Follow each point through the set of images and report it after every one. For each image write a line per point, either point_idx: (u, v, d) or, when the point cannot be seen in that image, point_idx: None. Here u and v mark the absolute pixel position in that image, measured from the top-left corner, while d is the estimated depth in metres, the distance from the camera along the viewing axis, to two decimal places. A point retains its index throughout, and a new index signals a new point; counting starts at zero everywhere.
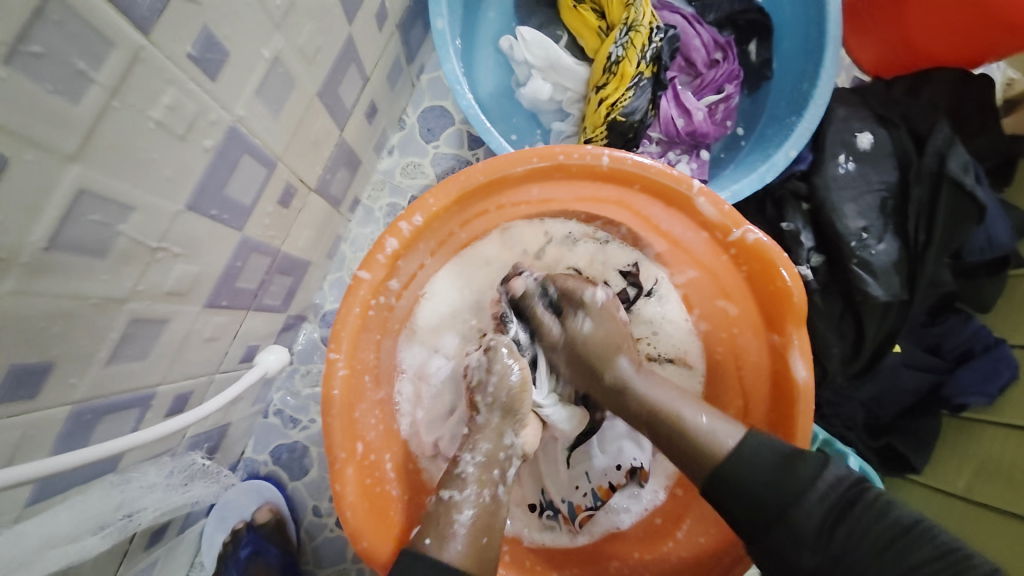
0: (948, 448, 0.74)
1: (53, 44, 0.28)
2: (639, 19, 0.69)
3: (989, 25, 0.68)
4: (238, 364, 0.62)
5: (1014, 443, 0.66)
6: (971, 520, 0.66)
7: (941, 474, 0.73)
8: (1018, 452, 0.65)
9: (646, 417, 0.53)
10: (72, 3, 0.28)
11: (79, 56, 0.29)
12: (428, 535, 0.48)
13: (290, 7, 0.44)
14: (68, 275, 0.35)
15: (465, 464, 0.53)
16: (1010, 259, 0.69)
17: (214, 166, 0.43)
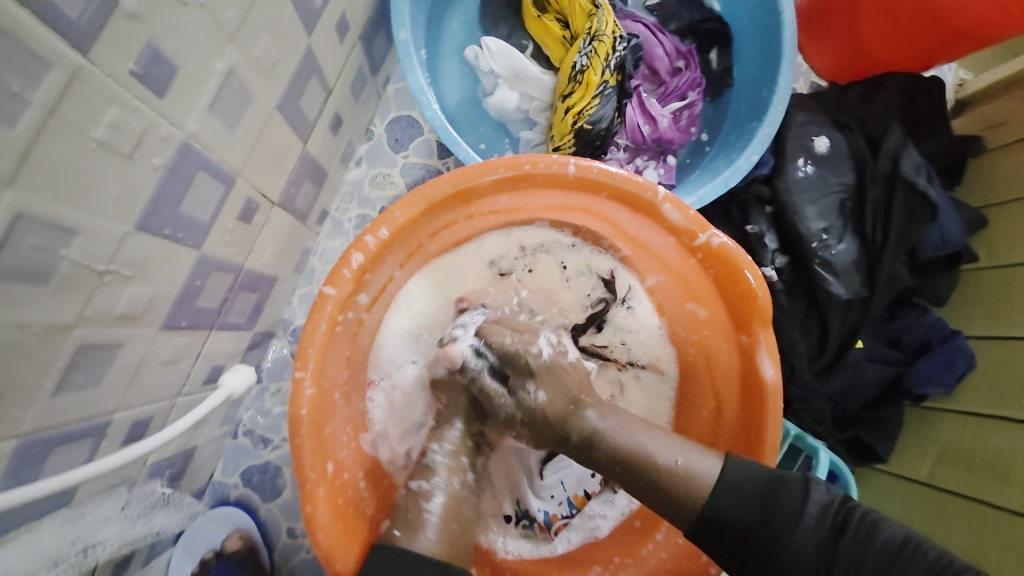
0: (910, 436, 0.77)
1: None
2: (602, 29, 0.70)
3: (936, 31, 0.72)
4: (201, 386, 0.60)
5: (974, 430, 0.69)
6: (937, 507, 0.69)
7: (905, 463, 0.75)
8: (978, 439, 0.68)
9: (619, 466, 0.49)
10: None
11: (10, 76, 0.28)
12: (399, 528, 0.50)
13: (243, 20, 0.43)
14: (6, 302, 0.33)
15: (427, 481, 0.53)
16: (960, 253, 0.72)
17: (166, 182, 0.41)
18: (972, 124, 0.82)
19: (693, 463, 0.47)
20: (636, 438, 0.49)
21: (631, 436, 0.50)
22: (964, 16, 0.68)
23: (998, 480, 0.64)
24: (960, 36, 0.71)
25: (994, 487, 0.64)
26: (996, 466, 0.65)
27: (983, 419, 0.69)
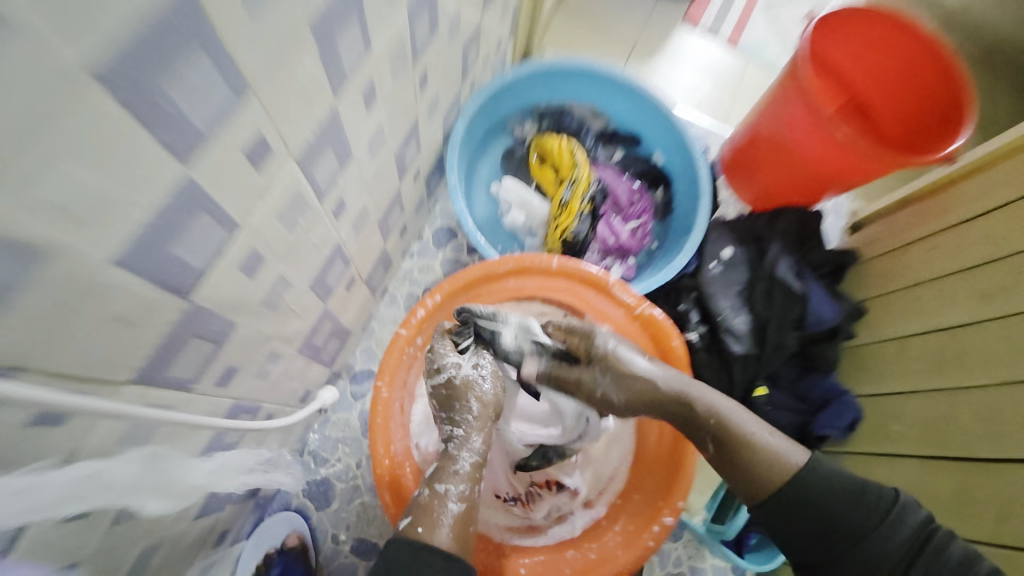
0: (863, 480, 0.94)
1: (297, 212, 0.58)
2: (580, 177, 1.08)
3: (815, 177, 1.13)
4: (297, 402, 0.86)
5: (902, 470, 0.88)
6: None
7: None
8: (905, 477, 0.86)
9: (680, 415, 0.74)
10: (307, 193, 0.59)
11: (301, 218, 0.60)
12: (421, 525, 0.63)
13: (376, 180, 0.79)
14: (260, 323, 0.62)
15: (461, 463, 0.69)
16: (834, 330, 1.01)
17: (324, 264, 0.74)
18: (862, 240, 1.21)
19: (792, 454, 0.68)
20: (690, 387, 0.75)
21: (686, 385, 0.75)
22: (830, 170, 1.10)
23: (933, 513, 0.80)
24: (826, 180, 1.12)
25: (931, 518, 0.80)
26: (928, 502, 0.81)
27: (869, 456, 0.95)
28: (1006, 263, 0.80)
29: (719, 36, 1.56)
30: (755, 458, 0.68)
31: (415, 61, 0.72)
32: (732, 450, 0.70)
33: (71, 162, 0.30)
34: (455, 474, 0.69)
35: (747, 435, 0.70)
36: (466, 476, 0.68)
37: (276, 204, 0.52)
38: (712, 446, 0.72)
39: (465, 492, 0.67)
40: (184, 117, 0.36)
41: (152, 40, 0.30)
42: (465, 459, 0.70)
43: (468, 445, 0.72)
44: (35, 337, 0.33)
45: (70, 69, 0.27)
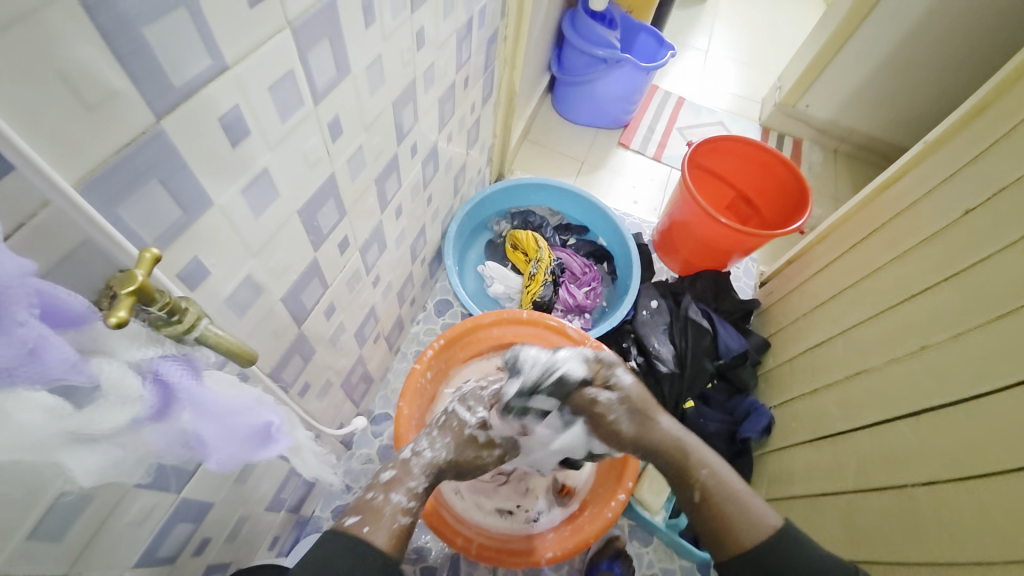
0: (777, 471, 1.23)
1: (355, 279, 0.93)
2: (542, 257, 1.46)
3: (718, 249, 1.52)
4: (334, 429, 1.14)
5: (801, 454, 1.17)
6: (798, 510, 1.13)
7: (777, 489, 1.21)
8: (805, 459, 1.15)
9: (682, 470, 0.91)
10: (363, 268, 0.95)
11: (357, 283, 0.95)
12: (367, 526, 0.77)
13: (398, 263, 1.15)
14: (326, 354, 0.94)
15: (416, 483, 0.88)
16: (744, 356, 1.35)
17: (364, 319, 1.07)
18: (767, 294, 1.60)
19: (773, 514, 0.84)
20: (706, 455, 0.92)
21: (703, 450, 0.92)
22: (726, 243, 1.48)
23: (823, 481, 1.08)
24: (728, 250, 1.50)
25: (822, 484, 1.08)
26: (820, 476, 1.09)
27: (776, 451, 1.25)
28: (852, 296, 1.21)
29: (646, 153, 2.08)
30: (732, 515, 0.84)
31: (424, 188, 1.13)
32: (716, 508, 0.86)
33: (281, 248, 0.65)
34: (407, 491, 0.85)
35: (734, 495, 0.86)
36: (415, 494, 0.86)
37: (347, 274, 0.89)
38: (698, 492, 0.88)
39: (410, 506, 0.84)
40: (319, 227, 0.73)
41: (317, 194, 0.69)
42: (418, 481, 0.88)
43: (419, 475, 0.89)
44: (248, 336, 0.65)
45: (292, 209, 0.64)
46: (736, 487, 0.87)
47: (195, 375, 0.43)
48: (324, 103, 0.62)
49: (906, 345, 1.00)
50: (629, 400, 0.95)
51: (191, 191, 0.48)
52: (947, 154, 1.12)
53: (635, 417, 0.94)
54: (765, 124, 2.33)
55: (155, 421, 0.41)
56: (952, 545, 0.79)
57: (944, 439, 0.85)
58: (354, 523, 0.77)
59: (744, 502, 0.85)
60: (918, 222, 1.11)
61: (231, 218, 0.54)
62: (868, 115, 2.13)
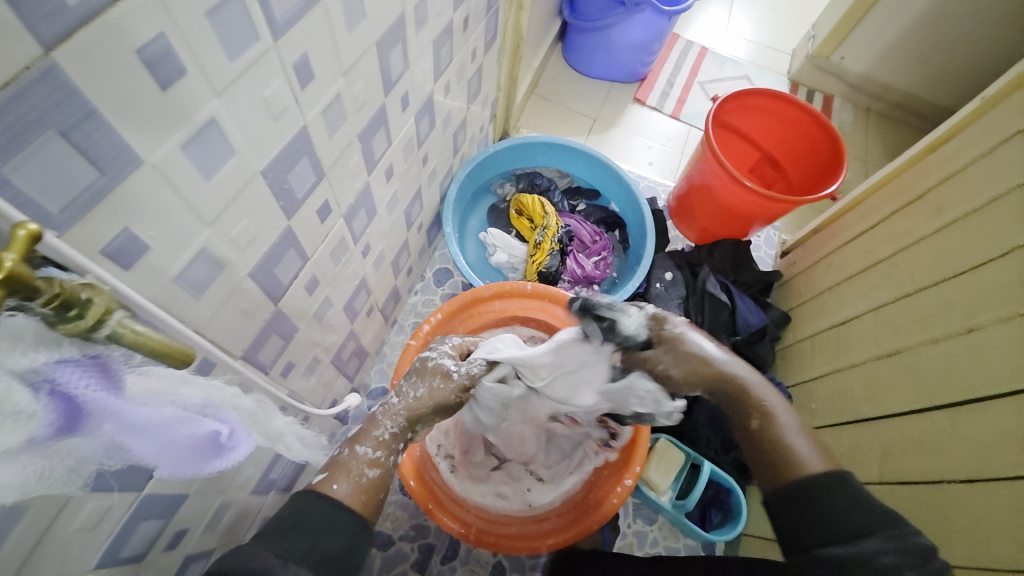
0: None
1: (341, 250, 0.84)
2: (549, 224, 1.35)
3: (737, 215, 1.40)
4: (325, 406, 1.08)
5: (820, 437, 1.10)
6: None
7: None
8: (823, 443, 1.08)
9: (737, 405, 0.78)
10: (348, 237, 0.85)
11: (342, 254, 0.85)
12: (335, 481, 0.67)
13: (392, 230, 1.06)
14: (311, 331, 0.86)
15: (382, 431, 0.75)
16: (762, 332, 1.27)
17: (353, 292, 0.98)
18: (789, 265, 1.50)
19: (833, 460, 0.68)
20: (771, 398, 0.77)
21: (768, 393, 0.77)
22: (745, 208, 1.36)
23: (841, 467, 1.01)
24: (750, 217, 1.39)
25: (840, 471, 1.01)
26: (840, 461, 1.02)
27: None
28: (886, 270, 1.10)
29: (663, 110, 1.92)
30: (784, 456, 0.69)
31: (418, 147, 1.02)
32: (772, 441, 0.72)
33: (243, 216, 0.56)
34: (374, 441, 0.74)
35: (789, 431, 0.72)
36: (383, 443, 0.74)
37: (330, 244, 0.79)
38: (756, 420, 0.75)
39: (379, 458, 0.73)
40: (291, 191, 0.63)
41: (285, 153, 0.58)
42: (385, 428, 0.76)
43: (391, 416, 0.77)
44: (209, 318, 0.57)
45: (254, 169, 0.54)
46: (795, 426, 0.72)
47: (111, 383, 0.35)
48: (286, 38, 0.50)
49: (948, 326, 0.90)
50: (693, 343, 0.83)
51: (110, 147, 0.38)
52: (1006, 110, 0.98)
53: (693, 355, 0.82)
54: (794, 80, 2.14)
55: (60, 437, 0.33)
56: (979, 548, 0.71)
57: (981, 432, 0.77)
58: (321, 479, 0.68)
59: (796, 444, 0.70)
60: (968, 188, 0.99)
61: (171, 182, 0.44)
62: (908, 70, 1.94)
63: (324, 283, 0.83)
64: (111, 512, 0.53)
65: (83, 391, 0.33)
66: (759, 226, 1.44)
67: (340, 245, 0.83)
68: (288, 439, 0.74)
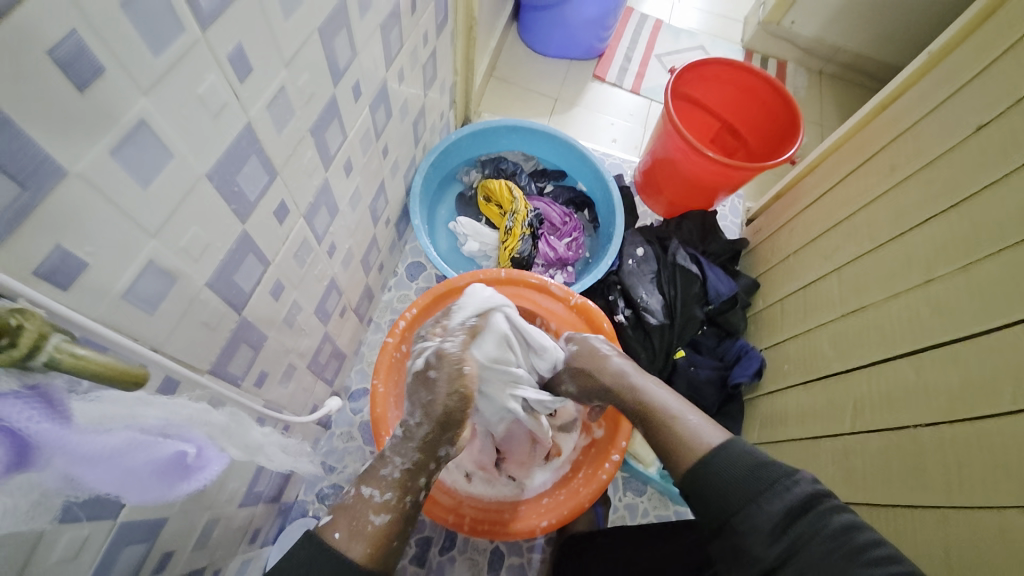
0: (765, 412, 1.21)
1: (305, 251, 0.81)
2: (518, 208, 1.34)
3: (701, 187, 1.43)
4: (306, 412, 1.05)
5: (793, 395, 1.14)
6: (787, 449, 1.11)
7: (768, 430, 1.18)
8: (796, 400, 1.12)
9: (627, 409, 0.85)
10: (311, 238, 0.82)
11: (306, 256, 0.82)
12: (337, 531, 0.67)
13: (358, 226, 1.03)
14: (282, 338, 0.83)
15: (390, 469, 0.76)
16: (733, 300, 1.30)
17: (323, 294, 0.95)
18: (754, 231, 1.53)
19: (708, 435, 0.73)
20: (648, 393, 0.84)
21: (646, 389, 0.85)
22: (709, 180, 1.38)
23: (815, 421, 1.05)
24: (715, 187, 1.40)
25: (814, 424, 1.05)
26: (814, 416, 1.06)
27: (767, 394, 1.22)
28: (848, 229, 1.14)
29: (623, 86, 1.92)
30: (673, 446, 0.75)
31: (377, 139, 0.99)
32: (658, 433, 0.78)
33: (193, 223, 0.53)
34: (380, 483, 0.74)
35: (678, 419, 0.77)
36: (391, 484, 0.74)
37: (291, 245, 0.76)
38: (642, 424, 0.82)
39: (385, 500, 0.73)
40: (243, 193, 0.60)
41: (231, 153, 0.55)
42: (393, 466, 0.76)
43: (403, 452, 0.78)
44: (167, 334, 0.54)
45: (197, 173, 0.51)
46: (680, 415, 0.78)
47: (58, 414, 0.33)
48: (215, 29, 0.47)
49: (908, 279, 0.94)
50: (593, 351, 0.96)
51: (28, 158, 0.35)
52: (952, 65, 1.01)
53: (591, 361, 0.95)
54: (748, 47, 2.16)
55: (14, 474, 0.31)
56: (955, 488, 0.75)
57: (948, 379, 0.80)
58: (324, 527, 0.67)
59: (682, 426, 0.76)
60: (920, 144, 1.02)
61: (104, 192, 0.41)
62: (855, 31, 1.98)
63: (290, 287, 0.80)
64: (84, 545, 0.50)
65: (27, 424, 0.31)
66: (723, 196, 1.46)
67: (303, 247, 0.80)
68: (269, 450, 0.72)
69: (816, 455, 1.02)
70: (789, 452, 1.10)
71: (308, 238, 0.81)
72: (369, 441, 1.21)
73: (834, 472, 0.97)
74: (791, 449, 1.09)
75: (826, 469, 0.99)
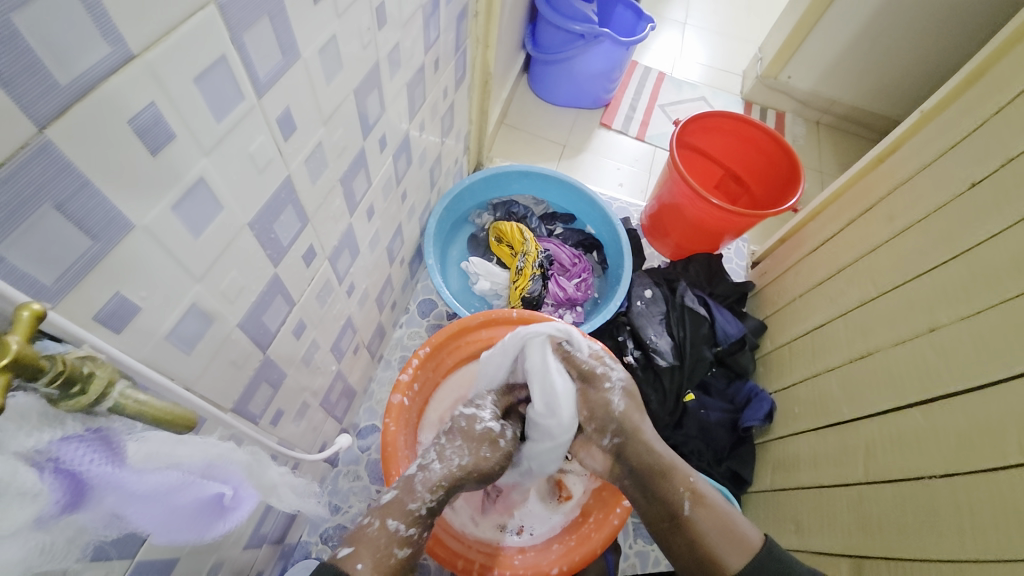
0: (777, 458, 1.20)
1: (326, 291, 0.84)
2: (529, 250, 1.38)
3: (706, 231, 1.47)
4: (315, 450, 1.05)
5: (805, 440, 1.13)
6: (802, 497, 1.09)
7: (782, 476, 1.16)
8: (808, 446, 1.11)
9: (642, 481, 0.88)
10: (333, 278, 0.85)
11: (327, 295, 0.85)
12: (359, 561, 0.67)
13: (375, 266, 1.06)
14: (299, 375, 0.85)
15: (418, 505, 0.76)
16: (741, 341, 1.31)
17: (340, 332, 0.98)
18: (760, 274, 1.56)
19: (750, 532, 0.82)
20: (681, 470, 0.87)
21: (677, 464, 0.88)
22: (714, 223, 1.42)
23: (828, 467, 1.04)
24: (719, 232, 1.45)
25: (827, 472, 1.04)
26: (826, 462, 1.05)
27: (778, 438, 1.21)
28: (850, 276, 1.16)
29: (628, 133, 2.00)
30: (721, 544, 0.80)
31: (397, 185, 1.04)
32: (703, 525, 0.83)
33: (232, 268, 0.56)
34: (407, 515, 0.75)
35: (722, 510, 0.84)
36: (416, 519, 0.75)
37: (315, 286, 0.79)
38: (688, 505, 0.84)
39: (409, 534, 0.74)
40: (278, 239, 0.64)
41: (271, 203, 0.59)
42: (421, 501, 0.77)
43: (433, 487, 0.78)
44: (199, 373, 0.56)
45: (241, 222, 0.55)
46: (723, 507, 0.84)
47: (115, 456, 0.35)
48: (269, 96, 0.52)
49: (913, 325, 0.95)
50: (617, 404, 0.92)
51: (103, 215, 0.38)
52: (945, 122, 1.07)
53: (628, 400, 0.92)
54: (747, 98, 2.27)
55: (68, 514, 0.34)
56: (970, 539, 0.74)
57: (954, 424, 0.81)
58: (345, 558, 0.68)
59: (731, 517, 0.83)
60: (916, 196, 1.06)
61: (161, 242, 0.44)
62: (849, 85, 2.08)
63: (311, 326, 0.83)
64: None
65: (86, 466, 0.33)
66: (728, 240, 1.50)
67: (325, 287, 0.83)
68: (282, 490, 0.73)
69: (832, 503, 1.00)
70: (803, 500, 1.08)
71: (330, 278, 0.84)
72: (375, 480, 1.20)
73: (850, 521, 0.95)
74: (805, 496, 1.08)
75: (843, 517, 0.97)
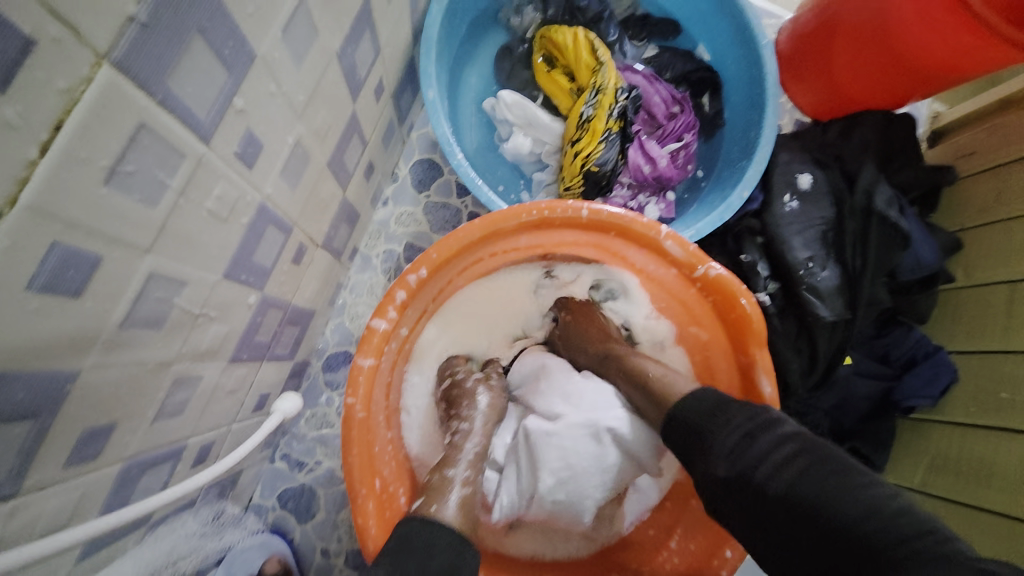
0: (942, 453, 0.79)
1: (143, 162, 0.33)
2: (605, 85, 0.78)
3: (906, 73, 0.80)
4: (247, 413, 0.63)
5: (994, 441, 0.72)
6: (984, 526, 0.70)
7: (950, 485, 0.76)
8: (998, 449, 0.72)
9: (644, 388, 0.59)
10: (157, 126, 0.32)
11: (162, 171, 0.34)
12: (433, 502, 0.51)
13: (313, 96, 0.50)
14: (133, 349, 0.38)
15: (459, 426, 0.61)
16: (933, 276, 0.83)
17: (244, 241, 0.48)
18: (947, 153, 0.94)
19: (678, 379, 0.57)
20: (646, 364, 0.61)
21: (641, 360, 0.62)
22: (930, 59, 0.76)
23: None
24: (937, 75, 0.78)
25: None
26: None
27: (962, 426, 0.78)
28: None
29: None
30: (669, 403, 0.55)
31: None
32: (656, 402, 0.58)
33: None
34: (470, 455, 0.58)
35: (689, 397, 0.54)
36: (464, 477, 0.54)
37: (86, 155, 0.29)
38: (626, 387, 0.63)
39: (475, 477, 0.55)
40: None
41: None
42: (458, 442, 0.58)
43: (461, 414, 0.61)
44: None
45: None
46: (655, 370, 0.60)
47: None
48: None
49: None
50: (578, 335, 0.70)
51: None
52: None
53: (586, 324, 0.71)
54: None
55: None
56: None
57: None
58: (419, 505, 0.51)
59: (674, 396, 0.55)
60: None
61: None
62: None
63: (97, 243, 0.31)
64: None
65: None
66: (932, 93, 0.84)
67: (116, 153, 0.30)
68: None
69: None
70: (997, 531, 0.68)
71: (141, 119, 0.31)
72: None
73: None
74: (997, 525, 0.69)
75: None
